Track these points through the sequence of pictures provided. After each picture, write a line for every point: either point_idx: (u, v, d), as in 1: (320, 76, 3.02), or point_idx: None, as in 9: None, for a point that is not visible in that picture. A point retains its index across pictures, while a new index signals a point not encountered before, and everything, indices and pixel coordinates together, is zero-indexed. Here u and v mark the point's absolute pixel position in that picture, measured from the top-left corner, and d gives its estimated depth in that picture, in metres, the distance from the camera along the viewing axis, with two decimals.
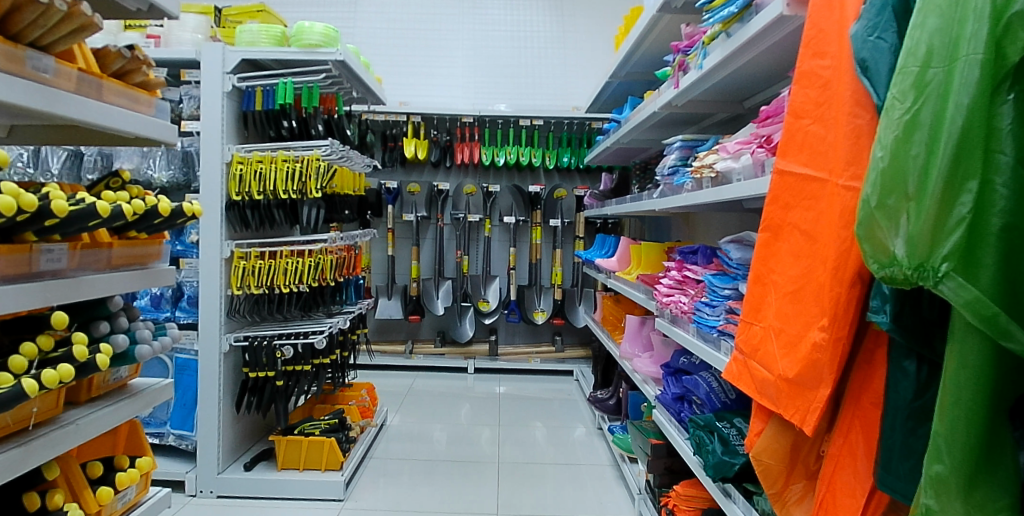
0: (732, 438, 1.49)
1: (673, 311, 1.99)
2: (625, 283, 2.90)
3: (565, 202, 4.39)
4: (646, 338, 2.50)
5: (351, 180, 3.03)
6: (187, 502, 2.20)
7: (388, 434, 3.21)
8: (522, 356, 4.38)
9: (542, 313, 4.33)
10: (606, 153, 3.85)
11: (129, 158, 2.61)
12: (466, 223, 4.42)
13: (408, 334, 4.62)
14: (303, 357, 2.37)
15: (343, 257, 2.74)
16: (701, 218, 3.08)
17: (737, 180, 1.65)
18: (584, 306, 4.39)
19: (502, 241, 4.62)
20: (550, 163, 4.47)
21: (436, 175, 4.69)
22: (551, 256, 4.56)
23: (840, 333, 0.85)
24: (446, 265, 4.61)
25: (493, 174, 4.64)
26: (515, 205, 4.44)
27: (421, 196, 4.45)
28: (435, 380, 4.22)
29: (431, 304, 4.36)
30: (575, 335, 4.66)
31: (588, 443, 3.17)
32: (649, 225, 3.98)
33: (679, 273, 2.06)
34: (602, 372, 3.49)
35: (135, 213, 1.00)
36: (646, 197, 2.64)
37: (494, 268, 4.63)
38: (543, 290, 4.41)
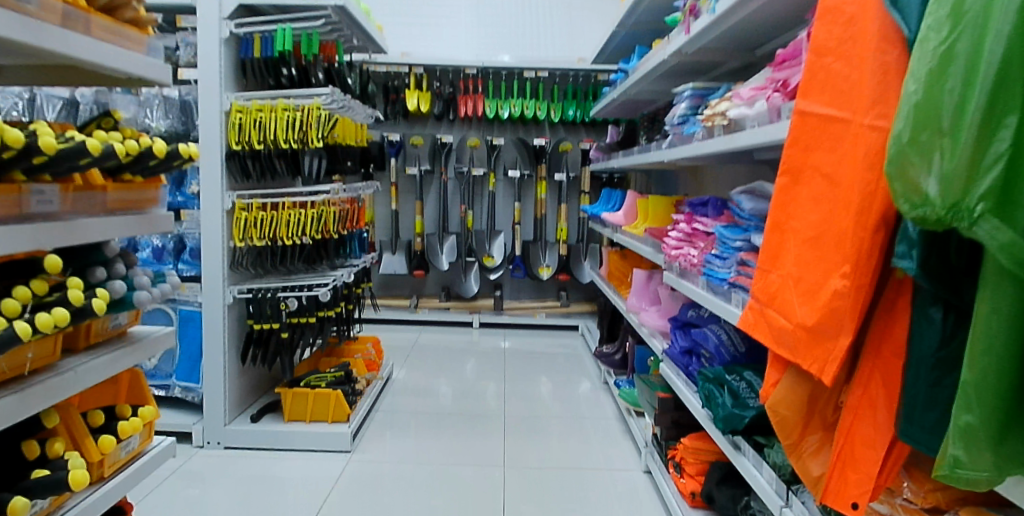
0: (742, 391, 1.49)
1: (682, 264, 1.95)
2: (632, 237, 2.85)
3: (570, 156, 4.30)
4: (654, 293, 2.49)
5: (353, 131, 2.95)
6: (194, 454, 2.26)
7: (394, 387, 3.24)
8: (527, 311, 4.39)
9: (547, 269, 4.30)
10: (612, 106, 3.73)
11: (125, 107, 2.42)
12: (470, 177, 4.34)
13: (413, 289, 4.62)
14: (307, 309, 2.34)
15: (346, 210, 2.70)
16: (710, 172, 3.00)
17: (749, 127, 1.53)
18: (589, 261, 4.33)
19: (506, 196, 4.56)
20: (555, 117, 4.35)
21: (439, 128, 4.57)
22: (556, 211, 4.49)
23: (862, 281, 0.81)
24: (451, 220, 4.56)
25: (497, 128, 4.53)
26: (519, 159, 4.35)
27: (424, 149, 4.36)
28: (440, 335, 4.24)
29: (435, 260, 4.33)
30: (580, 291, 4.64)
31: (593, 397, 3.19)
32: (656, 179, 3.90)
33: (688, 226, 1.99)
34: (607, 327, 3.50)
35: (128, 154, 0.96)
36: (652, 148, 2.56)
37: (499, 224, 4.58)
38: (547, 246, 4.38)
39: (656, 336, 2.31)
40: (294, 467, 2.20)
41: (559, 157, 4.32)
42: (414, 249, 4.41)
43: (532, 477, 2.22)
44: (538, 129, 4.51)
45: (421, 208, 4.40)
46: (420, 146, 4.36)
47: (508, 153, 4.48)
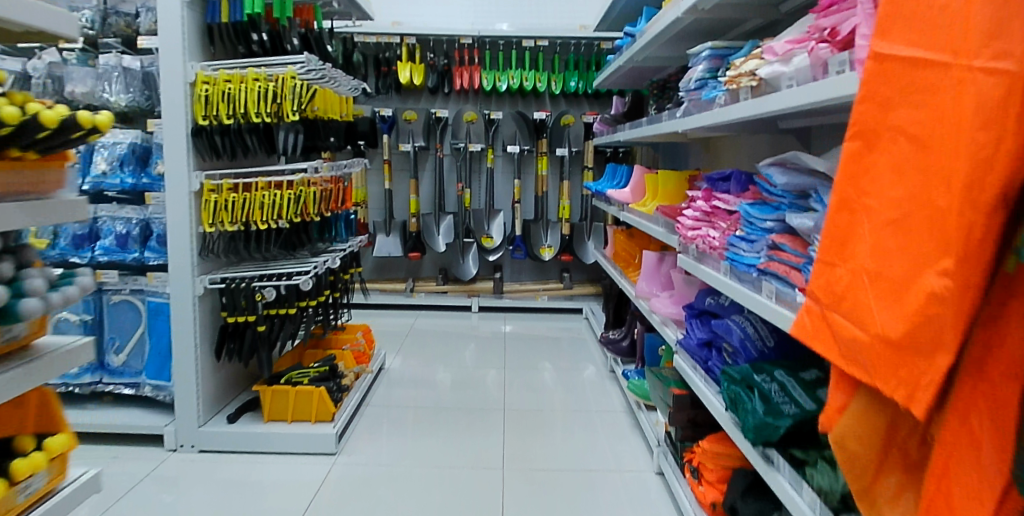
0: (774, 395, 1.30)
1: (700, 246, 1.73)
2: (640, 216, 2.62)
3: (572, 130, 4.05)
4: (666, 277, 2.27)
5: (336, 104, 2.70)
6: (167, 458, 2.10)
7: (389, 378, 3.05)
8: (528, 294, 4.18)
9: (549, 249, 4.08)
10: (617, 76, 3.47)
11: (81, 79, 2.20)
12: (466, 153, 4.10)
13: (409, 272, 4.41)
14: (287, 299, 2.17)
15: (330, 190, 2.47)
16: (724, 143, 2.76)
17: (785, 87, 1.28)
18: (593, 241, 4.11)
19: (505, 173, 4.32)
20: (556, 87, 4.07)
21: (433, 101, 4.30)
22: (557, 188, 4.24)
23: (969, 282, 0.57)
24: (447, 199, 4.33)
25: (494, 101, 4.26)
26: (517, 133, 4.10)
27: (418, 124, 4.11)
28: (438, 320, 4.05)
29: (431, 241, 4.11)
30: (584, 272, 4.42)
31: (599, 387, 3.00)
32: (664, 153, 3.65)
33: (706, 203, 1.76)
34: (613, 311, 3.30)
35: (1, 123, 0.74)
36: (661, 117, 2.31)
37: (498, 202, 4.34)
38: (549, 225, 4.15)
39: (669, 324, 2.11)
40: (274, 470, 2.04)
41: (560, 130, 4.07)
42: (409, 230, 4.19)
43: (534, 480, 2.04)
44: (538, 101, 4.24)
45: (416, 186, 4.17)
46: (414, 121, 4.11)
47: (507, 127, 4.21)
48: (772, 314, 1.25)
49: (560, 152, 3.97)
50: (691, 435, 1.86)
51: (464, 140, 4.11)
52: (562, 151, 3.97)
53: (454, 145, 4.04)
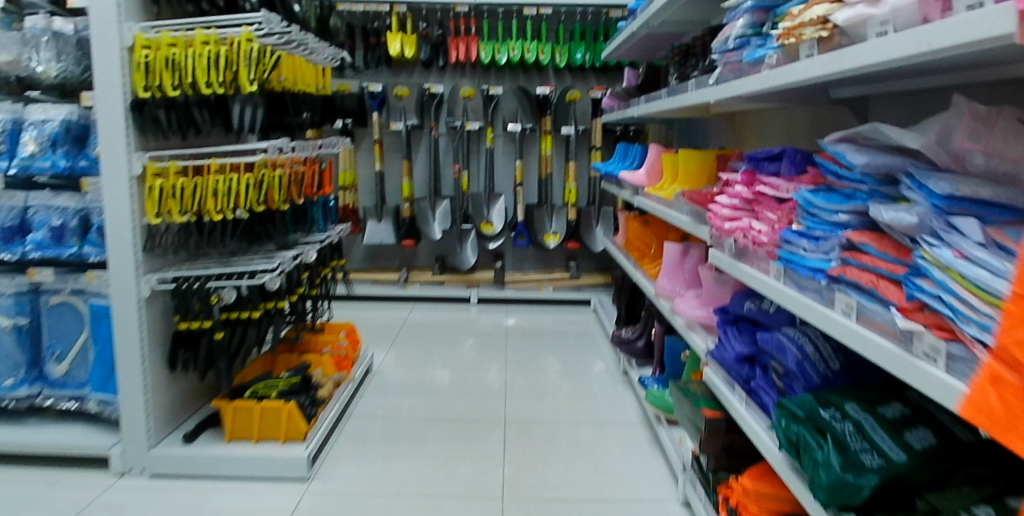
0: (850, 440, 0.99)
1: (739, 241, 1.42)
2: (661, 202, 2.28)
3: (577, 106, 3.70)
4: (691, 274, 1.97)
5: (312, 76, 2.38)
6: (111, 485, 1.81)
7: (377, 382, 2.75)
8: (532, 284, 3.86)
9: (553, 236, 3.77)
10: (628, 45, 3.10)
11: (6, 46, 1.91)
12: (463, 132, 3.75)
13: (403, 261, 4.09)
14: (249, 301, 1.89)
15: (302, 173, 2.16)
16: (754, 118, 2.41)
17: (876, 38, 0.88)
18: (602, 227, 3.78)
19: (507, 153, 3.95)
20: (560, 60, 3.70)
21: (426, 75, 3.93)
22: (563, 170, 3.90)
23: None
24: (443, 182, 3.98)
25: (493, 76, 3.88)
26: (517, 109, 3.75)
27: (411, 101, 3.78)
28: (434, 313, 3.74)
29: (426, 228, 3.79)
30: (592, 261, 4.09)
31: (611, 391, 2.69)
32: (682, 131, 3.29)
33: (747, 189, 1.45)
34: (626, 306, 2.97)
35: None
36: (682, 87, 1.98)
37: (498, 184, 4.00)
38: (553, 210, 3.81)
39: (697, 331, 1.80)
40: (233, 501, 1.74)
41: (565, 106, 3.71)
42: (402, 215, 3.86)
43: (537, 512, 1.74)
44: (541, 75, 3.86)
45: (409, 168, 3.83)
46: (405, 97, 3.78)
47: (508, 103, 3.82)
48: (856, 338, 0.93)
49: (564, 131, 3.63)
50: (726, 465, 1.55)
51: (461, 118, 3.79)
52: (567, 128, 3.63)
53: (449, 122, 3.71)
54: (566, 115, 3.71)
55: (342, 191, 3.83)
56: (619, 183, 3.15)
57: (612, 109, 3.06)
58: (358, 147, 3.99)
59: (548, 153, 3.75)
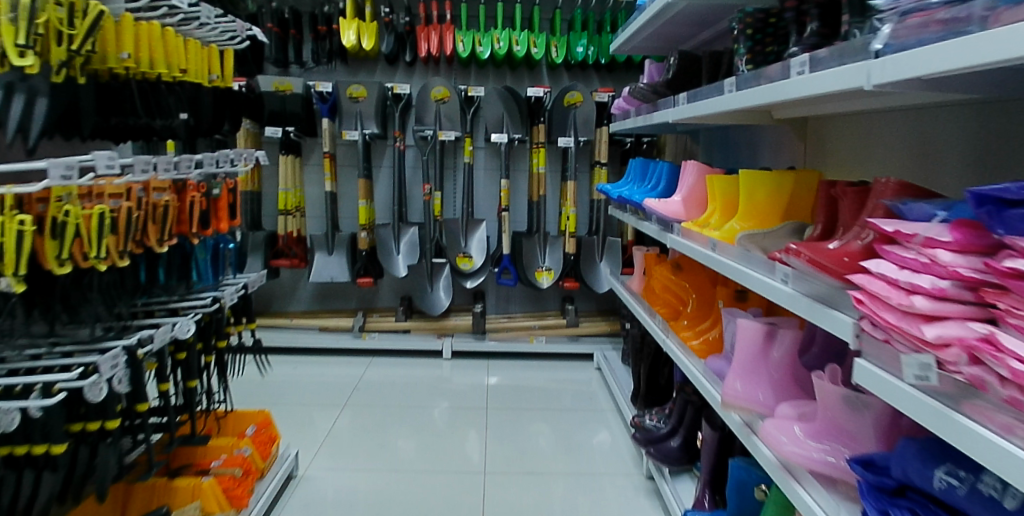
0: None
1: (976, 381, 0.63)
2: (719, 250, 1.53)
3: (578, 113, 2.92)
4: (780, 374, 1.25)
5: (202, 62, 1.59)
6: None
7: (301, 492, 1.95)
8: (520, 334, 3.08)
9: (547, 273, 3.01)
10: (649, 32, 2.37)
11: None
12: (437, 145, 2.98)
13: (361, 302, 3.29)
14: (35, 433, 1.10)
15: (168, 205, 1.38)
16: (842, 126, 1.68)
17: None
18: (607, 262, 3.03)
19: (492, 169, 3.20)
20: (556, 54, 2.97)
21: (389, 73, 3.15)
22: (559, 191, 3.16)
23: None
24: (411, 205, 3.20)
25: (474, 74, 3.13)
26: (502, 115, 2.94)
27: (370, 102, 2.95)
28: (396, 369, 2.95)
29: (388, 264, 3.01)
30: (593, 301, 3.33)
31: (632, 505, 1.91)
32: (714, 144, 2.55)
33: (989, 266, 0.67)
34: (647, 377, 2.22)
35: None
36: (767, 76, 1.24)
37: (479, 208, 3.23)
38: (547, 241, 3.05)
39: (813, 485, 1.03)
40: None
41: (562, 112, 2.95)
42: (358, 247, 3.07)
43: None
44: (532, 74, 3.13)
45: (366, 188, 3.04)
46: (363, 99, 2.94)
47: (491, 111, 2.97)
48: None
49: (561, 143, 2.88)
50: None
51: (432, 127, 2.96)
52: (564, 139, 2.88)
53: (416, 130, 2.94)
54: (563, 123, 2.96)
55: (283, 216, 3.05)
56: (631, 210, 2.43)
57: (632, 114, 2.33)
58: (306, 162, 3.21)
59: (541, 171, 3.00)
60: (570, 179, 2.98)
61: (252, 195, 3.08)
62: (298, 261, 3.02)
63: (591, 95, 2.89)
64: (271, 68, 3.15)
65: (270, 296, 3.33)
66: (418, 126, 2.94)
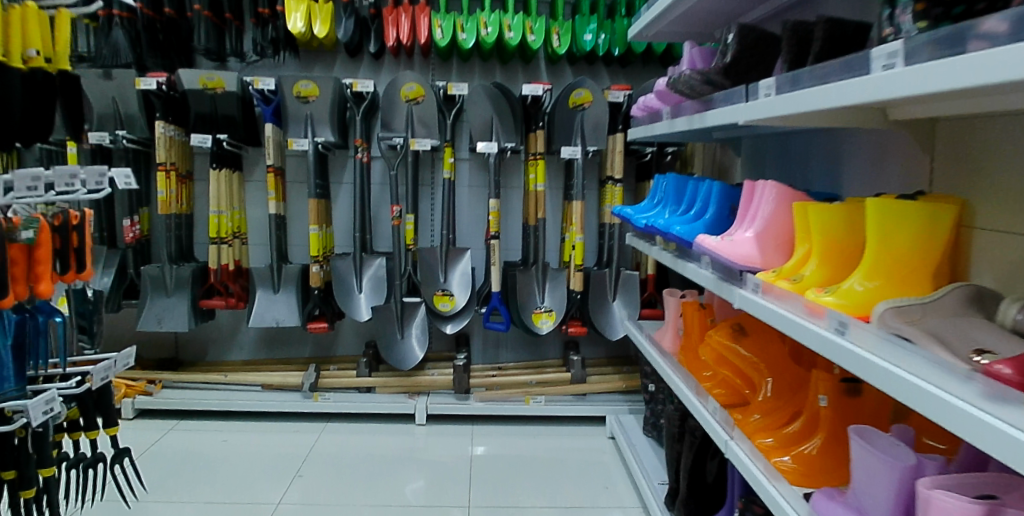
0: None
1: None
2: (849, 332, 0.92)
3: (587, 116, 2.32)
4: None
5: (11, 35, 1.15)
6: None
7: None
8: (514, 394, 2.41)
9: (547, 316, 2.40)
10: (686, 9, 1.79)
11: None
12: (410, 156, 2.36)
13: (316, 349, 2.67)
14: None
15: None
16: (1004, 130, 1.09)
17: None
18: (622, 301, 2.42)
19: (479, 185, 2.59)
20: (558, 43, 2.37)
21: (351, 68, 2.52)
22: (561, 213, 2.55)
23: None
24: (378, 231, 2.58)
25: (455, 70, 2.53)
26: (492, 119, 2.33)
27: (324, 101, 2.31)
28: (357, 438, 2.31)
29: (348, 305, 2.39)
30: (601, 345, 2.74)
31: None
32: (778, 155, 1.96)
33: None
34: (688, 480, 1.60)
35: None
36: (989, 30, 0.60)
37: (463, 233, 2.62)
38: (546, 274, 2.45)
39: None
40: None
41: (566, 115, 2.35)
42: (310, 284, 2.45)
43: None
44: (527, 68, 2.54)
45: (319, 210, 2.40)
46: (315, 98, 2.29)
47: (477, 117, 2.34)
48: None
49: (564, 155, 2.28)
50: None
51: (402, 133, 2.35)
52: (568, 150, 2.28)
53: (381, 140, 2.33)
54: (567, 129, 2.35)
55: (214, 246, 2.41)
56: (658, 240, 1.86)
57: (664, 115, 1.74)
58: (249, 177, 2.59)
59: (539, 188, 2.41)
60: (576, 199, 2.37)
61: (179, 218, 2.46)
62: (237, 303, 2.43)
63: (603, 94, 2.30)
64: (204, 61, 2.54)
65: (205, 342, 2.69)
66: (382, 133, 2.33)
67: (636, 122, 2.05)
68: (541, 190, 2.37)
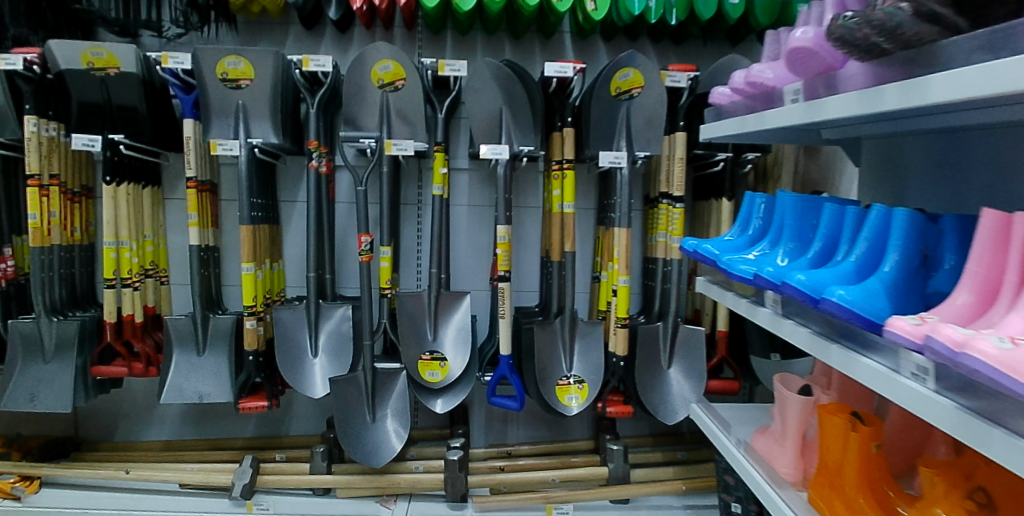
0: None
1: None
2: None
3: (635, 106, 1.61)
4: None
5: None
6: None
7: None
8: (530, 501, 1.65)
9: (576, 390, 1.70)
10: None
11: None
12: (384, 164, 1.66)
13: (261, 424, 1.99)
14: None
15: None
16: None
17: None
18: (684, 368, 1.72)
19: (483, 204, 1.89)
20: (594, 5, 1.67)
21: (308, 45, 1.85)
22: (595, 242, 1.85)
23: None
24: (342, 267, 1.89)
25: (451, 46, 1.84)
26: (500, 113, 1.62)
27: (260, 86, 1.60)
28: None
29: (295, 376, 1.66)
30: (644, 417, 2.04)
31: None
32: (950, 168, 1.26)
33: None
34: None
35: None
36: None
37: (458, 269, 1.91)
38: (575, 331, 1.74)
39: None
40: None
41: (608, 105, 1.62)
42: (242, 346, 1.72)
43: None
44: (546, 43, 1.86)
45: (254, 240, 1.69)
46: (248, 82, 1.58)
47: (479, 110, 1.61)
48: None
49: (602, 163, 1.59)
50: None
51: (371, 130, 1.63)
52: (608, 156, 1.58)
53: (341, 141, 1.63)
54: (608, 126, 1.62)
55: (111, 290, 1.71)
56: (768, 299, 1.17)
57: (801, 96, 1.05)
58: (168, 193, 1.92)
59: (566, 209, 1.69)
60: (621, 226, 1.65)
61: (67, 251, 1.77)
62: (151, 371, 1.76)
63: (658, 74, 1.59)
64: (109, 35, 1.87)
65: (114, 414, 2.00)
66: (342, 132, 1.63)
67: (724, 112, 1.34)
68: (573, 211, 1.67)
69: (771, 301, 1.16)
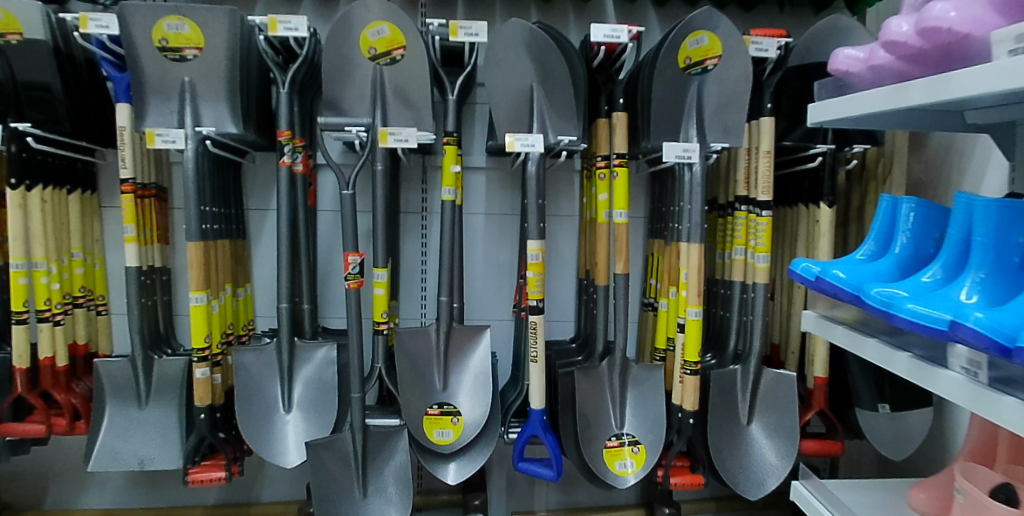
0: None
1: None
2: None
3: (710, 82, 1.21)
4: None
5: None
6: None
7: None
8: None
9: (630, 453, 1.30)
10: None
11: None
12: (377, 162, 1.25)
13: (226, 489, 1.58)
14: None
15: None
16: None
17: None
18: (771, 426, 1.32)
19: (503, 212, 1.50)
20: None
21: (281, 11, 1.45)
22: (648, 259, 1.46)
23: None
24: (326, 293, 1.50)
25: (463, 11, 1.45)
26: (531, 92, 1.21)
27: (212, 58, 1.20)
28: None
29: (262, 439, 1.26)
30: None
31: None
32: None
33: None
34: None
35: None
36: None
37: (472, 295, 1.52)
38: (627, 377, 1.34)
39: None
40: None
41: (675, 81, 1.22)
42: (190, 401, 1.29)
43: None
44: (582, 7, 1.47)
45: (206, 261, 1.27)
46: (195, 52, 1.19)
47: (503, 89, 1.21)
48: None
49: (664, 157, 1.20)
50: None
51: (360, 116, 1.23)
52: (672, 147, 1.20)
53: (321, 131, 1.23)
54: (675, 110, 1.23)
55: (22, 327, 1.31)
56: (956, 357, 0.78)
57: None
58: (106, 201, 1.52)
59: (620, 218, 1.27)
60: (690, 241, 1.25)
61: None
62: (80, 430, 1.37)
63: (742, 38, 1.20)
64: None
65: (41, 477, 1.59)
66: (321, 118, 1.23)
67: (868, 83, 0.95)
68: (628, 221, 1.27)
69: (962, 364, 0.77)
